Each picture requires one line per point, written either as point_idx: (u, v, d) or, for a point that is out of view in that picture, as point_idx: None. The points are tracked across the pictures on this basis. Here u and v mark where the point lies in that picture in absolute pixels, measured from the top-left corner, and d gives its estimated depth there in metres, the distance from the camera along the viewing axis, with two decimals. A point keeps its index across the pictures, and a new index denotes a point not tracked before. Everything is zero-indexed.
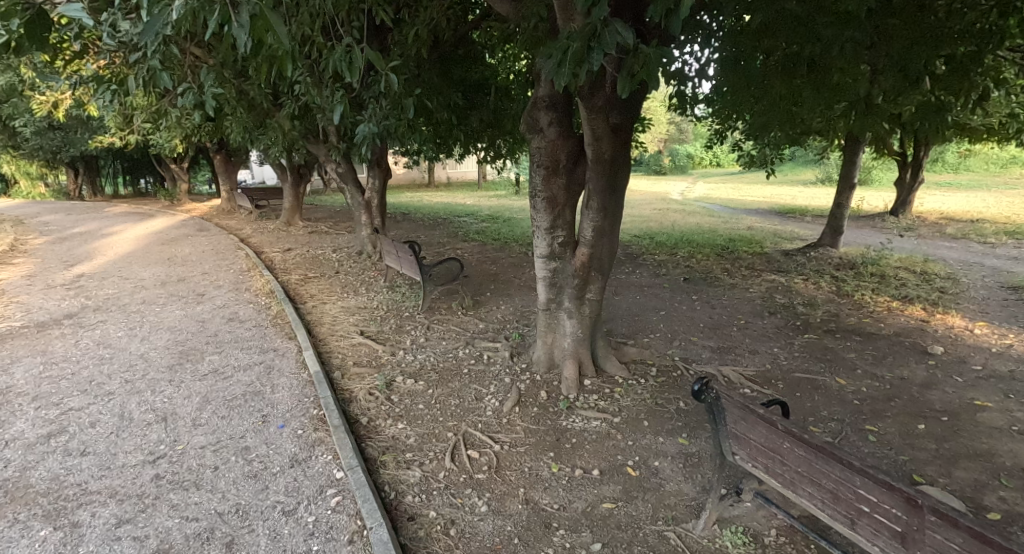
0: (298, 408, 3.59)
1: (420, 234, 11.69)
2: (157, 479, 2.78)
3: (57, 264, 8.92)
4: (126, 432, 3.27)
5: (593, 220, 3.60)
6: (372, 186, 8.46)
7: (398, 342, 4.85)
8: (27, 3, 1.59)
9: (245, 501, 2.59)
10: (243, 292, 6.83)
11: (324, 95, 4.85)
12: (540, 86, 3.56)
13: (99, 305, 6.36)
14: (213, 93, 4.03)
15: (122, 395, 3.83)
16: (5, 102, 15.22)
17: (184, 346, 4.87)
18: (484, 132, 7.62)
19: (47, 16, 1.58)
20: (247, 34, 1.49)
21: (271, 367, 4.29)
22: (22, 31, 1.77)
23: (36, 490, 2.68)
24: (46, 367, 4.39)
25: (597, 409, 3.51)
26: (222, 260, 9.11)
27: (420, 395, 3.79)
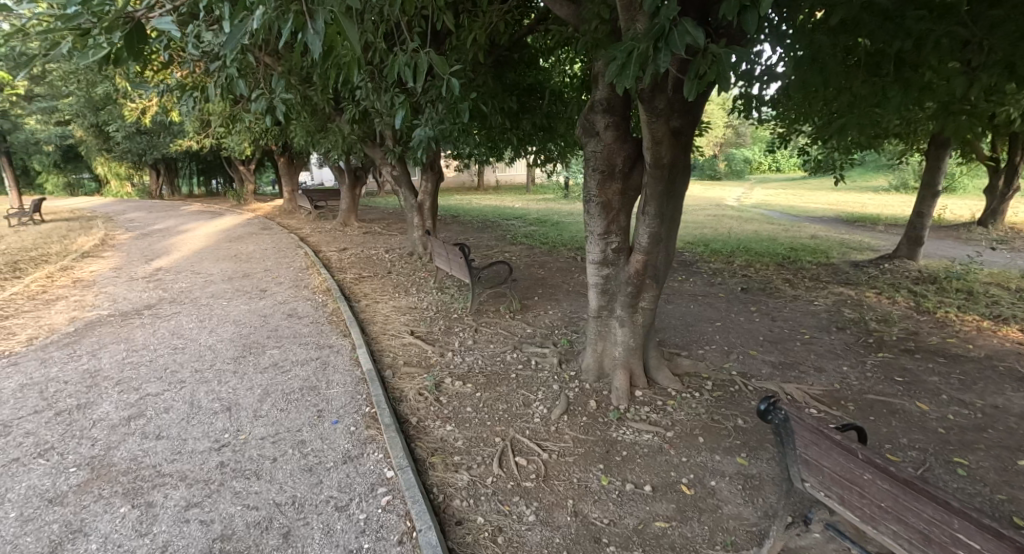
0: (351, 404, 3.69)
1: (470, 236, 11.84)
2: (222, 466, 2.93)
3: (139, 258, 9.68)
4: (196, 419, 3.47)
5: (650, 226, 3.47)
6: (425, 189, 8.64)
7: (447, 343, 4.90)
8: (127, 17, 1.70)
9: (301, 494, 2.67)
10: (302, 289, 7.13)
11: (383, 100, 5.00)
12: (597, 89, 3.47)
13: (174, 297, 6.82)
14: (282, 99, 4.22)
15: (192, 383, 4.08)
16: (102, 110, 16.78)
17: (248, 339, 5.12)
18: (536, 135, 7.60)
19: (142, 29, 1.68)
20: (321, 41, 1.53)
21: (327, 363, 4.44)
22: (121, 44, 1.89)
23: (118, 468, 2.89)
24: (127, 354, 4.74)
25: (649, 421, 3.39)
26: (284, 257, 9.57)
27: (468, 398, 3.81)
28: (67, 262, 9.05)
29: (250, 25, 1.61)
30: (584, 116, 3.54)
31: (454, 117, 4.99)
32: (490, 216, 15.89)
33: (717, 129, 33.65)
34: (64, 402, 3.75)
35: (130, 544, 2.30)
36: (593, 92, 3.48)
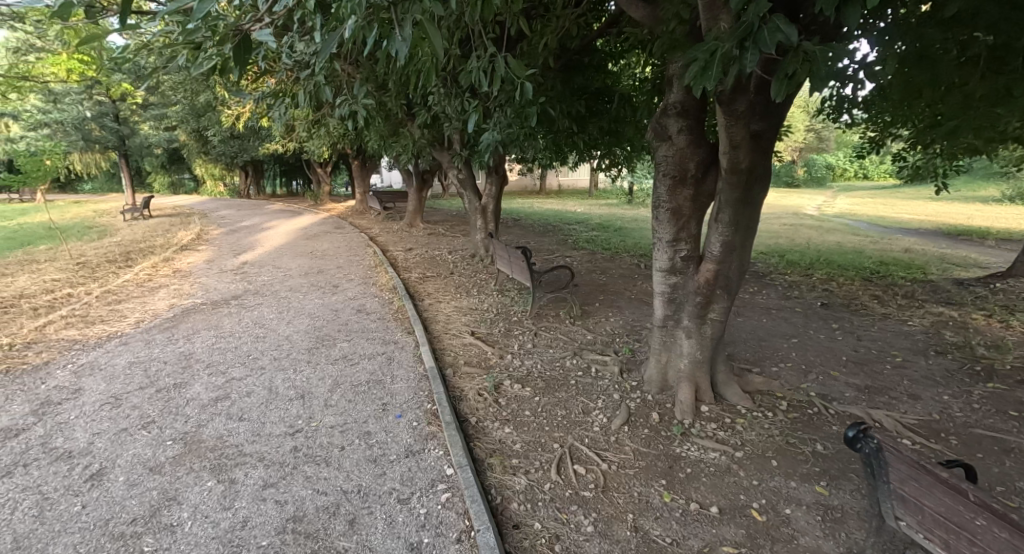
0: (414, 399, 3.80)
1: (531, 240, 11.88)
2: (295, 450, 3.11)
3: (228, 252, 10.54)
4: (274, 404, 3.72)
5: (723, 235, 3.30)
6: (489, 192, 8.77)
7: (507, 345, 4.93)
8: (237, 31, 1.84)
9: (366, 483, 2.78)
10: (371, 286, 7.45)
11: (454, 105, 5.13)
12: (672, 92, 3.36)
13: (257, 289, 7.35)
14: (362, 105, 4.45)
15: (271, 370, 4.38)
16: (203, 116, 18.49)
17: (321, 332, 5.42)
18: (603, 139, 7.50)
19: (249, 41, 1.81)
20: (408, 48, 1.60)
21: (391, 358, 4.61)
22: (230, 55, 2.07)
23: (207, 445, 3.15)
24: (216, 339, 5.17)
25: (716, 439, 3.23)
26: (354, 255, 10.07)
27: (527, 401, 3.80)
28: (169, 253, 10.02)
29: (343, 34, 1.69)
30: (656, 119, 3.44)
31: (521, 120, 5.02)
32: (552, 220, 15.87)
33: (797, 133, 31.65)
34: (163, 380, 4.14)
35: (215, 515, 2.50)
36: (667, 95, 3.38)
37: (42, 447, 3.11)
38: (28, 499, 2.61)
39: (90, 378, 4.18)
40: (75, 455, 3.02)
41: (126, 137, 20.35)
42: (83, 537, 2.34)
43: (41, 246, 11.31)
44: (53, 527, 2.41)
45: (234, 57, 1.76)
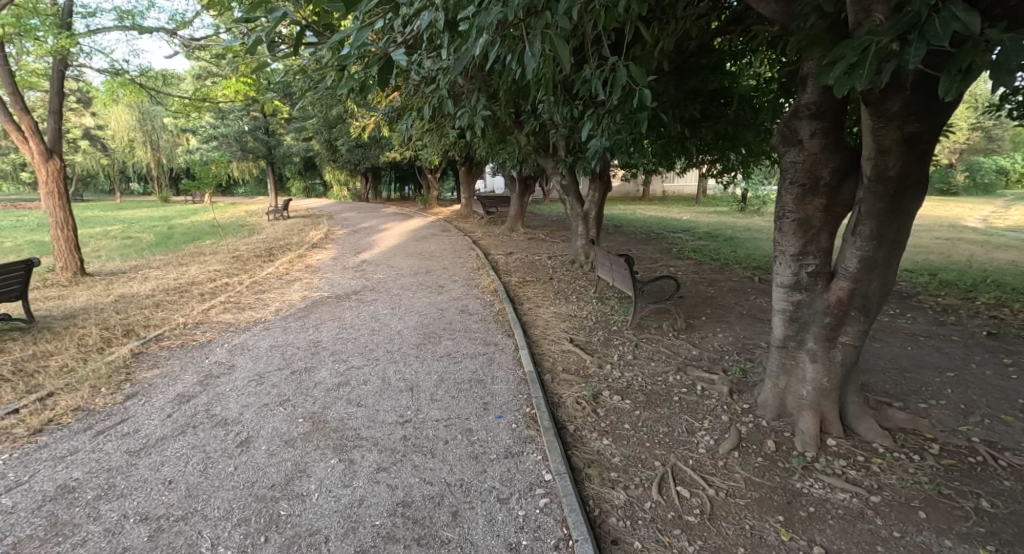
0: (513, 401, 3.87)
1: (633, 247, 11.55)
2: (405, 439, 3.32)
3: (349, 251, 11.62)
4: (386, 394, 4.01)
5: (862, 250, 2.94)
6: (592, 198, 8.68)
7: (607, 355, 4.82)
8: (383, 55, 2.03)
9: (468, 478, 2.89)
10: (473, 288, 7.73)
11: (562, 112, 5.15)
12: (806, 92, 3.07)
13: (373, 286, 7.99)
14: (478, 114, 4.66)
15: (384, 362, 4.73)
16: (335, 127, 20.59)
17: (428, 329, 5.74)
18: (718, 143, 7.06)
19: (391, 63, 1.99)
20: (536, 63, 1.71)
21: (492, 359, 4.75)
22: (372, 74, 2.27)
23: (331, 425, 3.49)
24: (339, 330, 5.71)
25: (844, 478, 2.88)
26: (459, 257, 10.54)
27: (626, 414, 3.69)
28: (303, 250, 11.30)
29: (474, 53, 1.80)
30: (785, 122, 3.17)
31: (631, 126, 4.90)
32: (657, 228, 15.28)
33: (957, 133, 27.19)
34: (296, 363, 4.67)
35: (338, 490, 2.75)
36: (799, 96, 3.10)
37: (206, 412, 3.66)
38: (196, 456, 3.08)
39: (241, 356, 4.85)
40: (230, 422, 3.51)
41: (273, 147, 23.34)
42: (235, 495, 2.70)
43: (206, 241, 13.34)
44: (213, 482, 2.81)
45: (381, 77, 1.96)
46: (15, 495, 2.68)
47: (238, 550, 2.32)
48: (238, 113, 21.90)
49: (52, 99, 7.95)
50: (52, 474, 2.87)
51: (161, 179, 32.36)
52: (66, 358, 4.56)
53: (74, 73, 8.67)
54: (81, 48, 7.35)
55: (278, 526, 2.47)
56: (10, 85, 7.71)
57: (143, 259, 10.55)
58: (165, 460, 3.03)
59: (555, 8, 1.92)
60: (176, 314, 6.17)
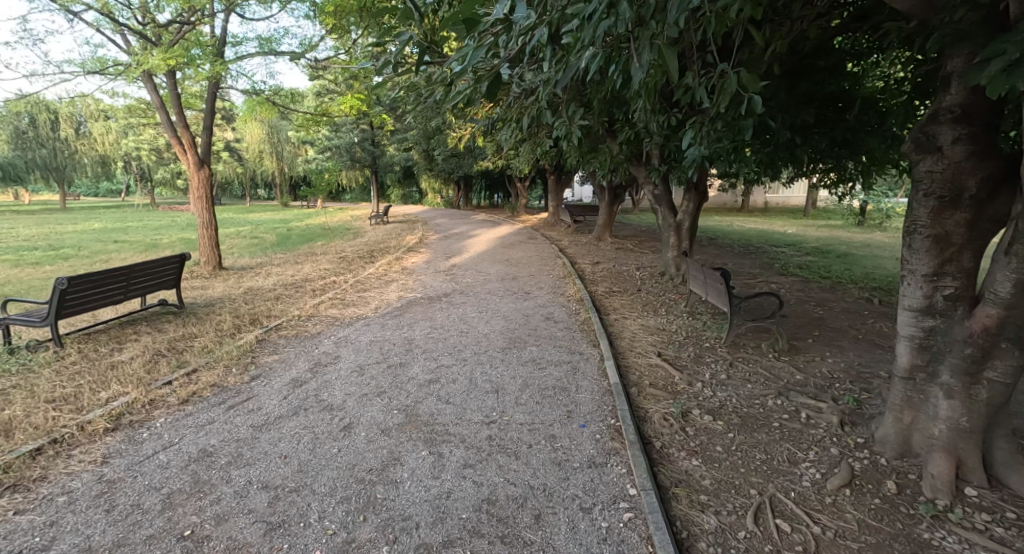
0: (597, 412, 3.82)
1: (730, 261, 10.91)
2: (490, 439, 3.42)
3: (441, 255, 12.18)
4: (473, 394, 4.15)
5: (1017, 272, 2.55)
6: (687, 209, 8.33)
7: (697, 373, 4.59)
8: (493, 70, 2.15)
9: (551, 484, 2.91)
10: (559, 296, 7.75)
11: (660, 119, 5.02)
12: (949, 94, 2.74)
13: (462, 290, 8.30)
14: (572, 123, 4.69)
15: (471, 363, 4.90)
16: (433, 138, 21.75)
17: (514, 334, 5.84)
18: (834, 150, 6.47)
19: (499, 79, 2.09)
20: (642, 74, 1.74)
21: (577, 368, 4.72)
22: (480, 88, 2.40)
23: (422, 419, 3.68)
24: (430, 330, 6.01)
25: (987, 535, 2.50)
26: (545, 264, 10.63)
27: (718, 436, 3.50)
28: (400, 253, 12.06)
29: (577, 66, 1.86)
30: (921, 128, 2.86)
31: (734, 133, 4.65)
32: (757, 241, 14.29)
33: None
34: (392, 358, 5.00)
35: (428, 481, 2.91)
36: (940, 98, 2.78)
37: (315, 397, 4.04)
38: (306, 435, 3.41)
39: (345, 348, 5.29)
40: (335, 408, 3.84)
41: (377, 157, 25.21)
42: (339, 475, 2.96)
43: (317, 242, 14.70)
44: (321, 461, 3.10)
45: (490, 92, 2.07)
46: (168, 453, 3.15)
47: (340, 526, 2.53)
48: (350, 126, 23.95)
49: (206, 116, 9.23)
50: (195, 438, 3.34)
51: (282, 186, 36.25)
52: (207, 340, 5.27)
53: (223, 94, 10.02)
54: (229, 73, 8.49)
55: (374, 508, 2.67)
56: (175, 105, 9.09)
57: (266, 257, 11.86)
58: (282, 436, 3.39)
59: (664, 17, 1.92)
60: (291, 306, 6.87)
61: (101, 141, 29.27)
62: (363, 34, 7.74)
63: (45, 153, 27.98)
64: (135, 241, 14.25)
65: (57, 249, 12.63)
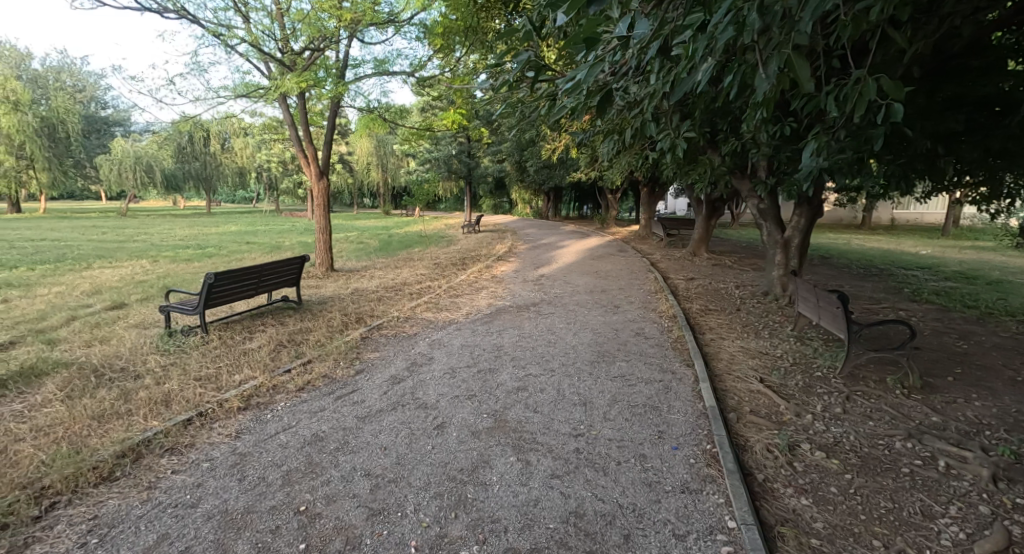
0: (691, 435, 3.63)
1: (847, 283, 9.87)
2: (577, 451, 3.38)
3: (530, 264, 12.33)
4: (560, 405, 4.13)
5: None
6: (797, 224, 7.69)
7: (807, 404, 4.19)
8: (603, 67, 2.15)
9: (641, 504, 2.82)
10: (651, 311, 7.50)
11: (772, 129, 4.70)
12: None
13: (550, 300, 8.34)
14: (674, 132, 4.53)
15: (559, 374, 4.89)
16: (527, 150, 22.18)
17: (601, 348, 5.75)
18: (987, 161, 5.63)
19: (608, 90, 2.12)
20: (768, 85, 1.70)
21: (669, 387, 4.52)
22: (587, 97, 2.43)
23: (510, 425, 3.76)
24: (519, 338, 6.11)
25: None
26: (636, 278, 10.35)
27: (832, 476, 3.17)
28: (490, 261, 12.40)
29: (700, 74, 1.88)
30: None
31: (861, 143, 4.23)
32: (881, 262, 12.79)
33: None
34: (482, 364, 5.15)
35: (516, 487, 2.95)
36: None
37: (412, 395, 4.28)
38: (404, 430, 3.63)
39: (438, 351, 5.54)
40: (429, 407, 4.03)
41: (473, 168, 26.26)
42: (433, 471, 3.10)
43: (415, 248, 15.59)
44: (416, 456, 3.27)
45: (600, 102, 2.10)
46: (287, 434, 3.51)
47: (434, 520, 2.66)
48: (449, 140, 25.23)
49: (326, 132, 10.23)
50: (309, 423, 3.68)
51: (386, 195, 39.00)
52: (319, 335, 5.80)
53: (342, 112, 11.06)
54: (348, 92, 9.35)
55: (465, 506, 2.76)
56: (302, 122, 10.19)
57: (370, 260, 12.80)
58: (382, 429, 3.63)
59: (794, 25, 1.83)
60: (391, 308, 7.35)
61: (240, 154, 33.61)
62: (467, 52, 8.14)
63: (197, 166, 32.94)
64: (262, 243, 16.14)
65: (203, 248, 14.63)
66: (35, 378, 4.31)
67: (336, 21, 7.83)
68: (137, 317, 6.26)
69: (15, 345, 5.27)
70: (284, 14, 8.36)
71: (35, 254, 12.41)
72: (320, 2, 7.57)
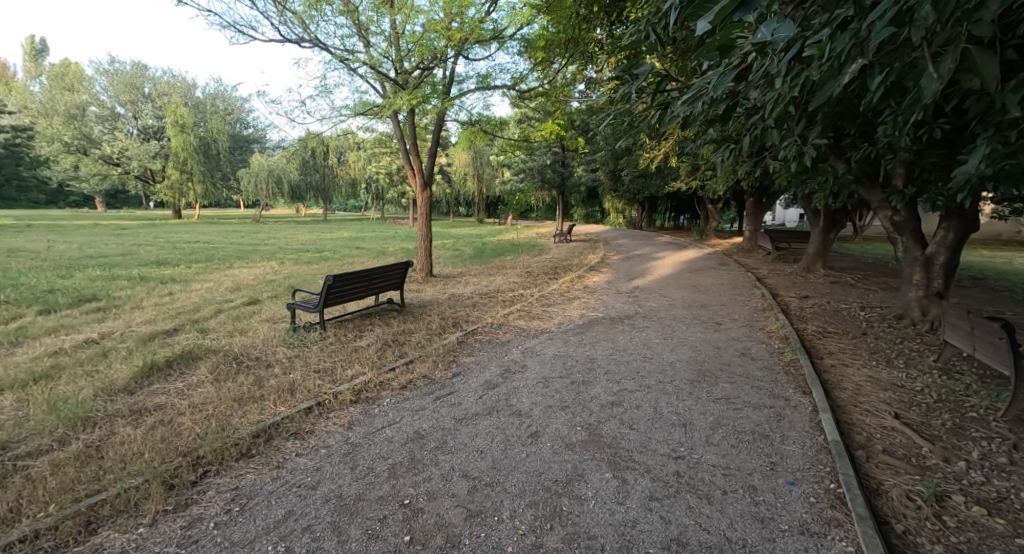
0: (811, 470, 3.29)
1: (1006, 309, 8.40)
2: (678, 474, 3.21)
3: (624, 276, 12.01)
4: (658, 424, 3.95)
5: None
6: (943, 240, 6.71)
7: (958, 449, 3.61)
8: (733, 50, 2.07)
9: (752, 541, 2.62)
10: (758, 331, 6.95)
11: (917, 132, 4.15)
12: None
13: (645, 313, 8.06)
14: (796, 137, 4.18)
15: (656, 391, 4.70)
16: (623, 158, 21.73)
17: (702, 367, 5.43)
18: None
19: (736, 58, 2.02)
20: (941, 85, 1.62)
21: (782, 415, 4.14)
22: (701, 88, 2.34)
23: (605, 440, 3.67)
24: (613, 351, 5.96)
25: None
26: (740, 294, 9.66)
27: (995, 538, 2.70)
28: (582, 271, 12.29)
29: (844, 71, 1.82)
30: None
31: None
32: None
33: None
34: (575, 375, 5.08)
35: (613, 505, 2.88)
36: None
37: (506, 401, 4.35)
38: (499, 435, 3.69)
39: (531, 359, 5.58)
40: (523, 415, 4.07)
41: (566, 178, 26.26)
42: (528, 479, 3.12)
43: (508, 256, 15.92)
44: (512, 462, 3.31)
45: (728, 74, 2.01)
46: (392, 430, 3.73)
47: (530, 528, 2.67)
48: (544, 150, 25.50)
49: (431, 145, 10.81)
50: (411, 421, 3.89)
51: (481, 205, 40.32)
52: (419, 337, 6.11)
53: (445, 125, 11.63)
54: (453, 107, 9.82)
55: (560, 519, 2.75)
56: (410, 137, 10.87)
57: (465, 267, 13.27)
58: (478, 432, 3.73)
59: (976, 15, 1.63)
60: (485, 314, 7.54)
61: (353, 166, 36.70)
62: (568, 63, 8.18)
63: (317, 177, 36.51)
64: (369, 249, 17.43)
65: (320, 252, 16.14)
66: (191, 361, 5.02)
67: (446, 40, 8.28)
68: (268, 312, 7.05)
69: (177, 332, 6.19)
70: (399, 37, 8.99)
71: (191, 254, 14.52)
72: (432, 24, 8.06)
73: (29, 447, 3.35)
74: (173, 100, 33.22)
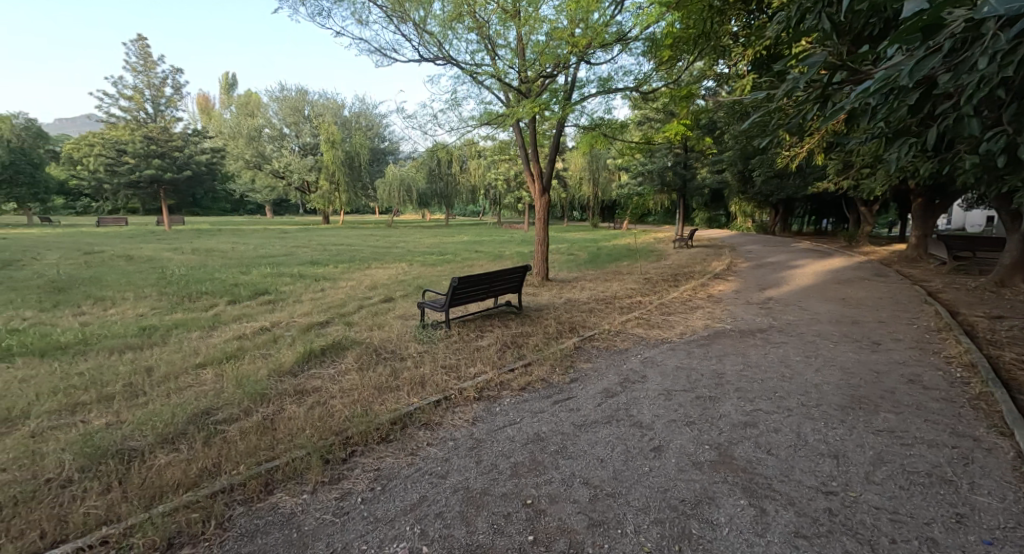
0: (1015, 530, 2.69)
1: None
2: (830, 512, 2.84)
3: (755, 285, 10.99)
4: (803, 452, 3.52)
5: None
6: None
7: None
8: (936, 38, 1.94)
9: None
10: (929, 354, 5.89)
11: None
12: None
13: (782, 327, 7.29)
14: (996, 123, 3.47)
15: (798, 414, 4.20)
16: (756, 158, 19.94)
17: (856, 391, 4.74)
18: None
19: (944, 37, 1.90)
20: None
21: (970, 458, 3.44)
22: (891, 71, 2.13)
23: (739, 463, 3.37)
24: (744, 367, 5.47)
25: None
26: (904, 310, 8.29)
27: None
28: (707, 279, 11.50)
29: None
30: None
31: None
32: None
33: None
34: (701, 390, 4.75)
35: (751, 536, 2.63)
36: None
37: (626, 411, 4.21)
38: (621, 446, 3.58)
39: (652, 370, 5.34)
40: (645, 427, 3.90)
41: (689, 180, 24.84)
42: (652, 495, 2.98)
43: (624, 262, 15.48)
44: (635, 475, 3.19)
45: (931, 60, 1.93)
46: (514, 429, 3.81)
47: (657, 547, 2.55)
48: (665, 152, 24.42)
49: (551, 151, 10.92)
50: (531, 422, 3.94)
51: (596, 209, 39.81)
52: (537, 340, 6.18)
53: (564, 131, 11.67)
54: (574, 112, 9.84)
55: (690, 542, 2.58)
56: (531, 144, 11.09)
57: (581, 272, 13.18)
58: (599, 441, 3.65)
59: None
60: (602, 321, 7.38)
61: (474, 175, 38.56)
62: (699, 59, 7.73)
63: (442, 185, 39.02)
64: (488, 253, 18.10)
65: (444, 255, 17.15)
66: (339, 351, 5.64)
67: (569, 47, 8.32)
68: (400, 310, 7.66)
69: (328, 324, 7.00)
70: (524, 47, 9.23)
71: (337, 256, 16.35)
72: (557, 32, 8.18)
73: (224, 414, 4.02)
74: (326, 119, 37.80)
